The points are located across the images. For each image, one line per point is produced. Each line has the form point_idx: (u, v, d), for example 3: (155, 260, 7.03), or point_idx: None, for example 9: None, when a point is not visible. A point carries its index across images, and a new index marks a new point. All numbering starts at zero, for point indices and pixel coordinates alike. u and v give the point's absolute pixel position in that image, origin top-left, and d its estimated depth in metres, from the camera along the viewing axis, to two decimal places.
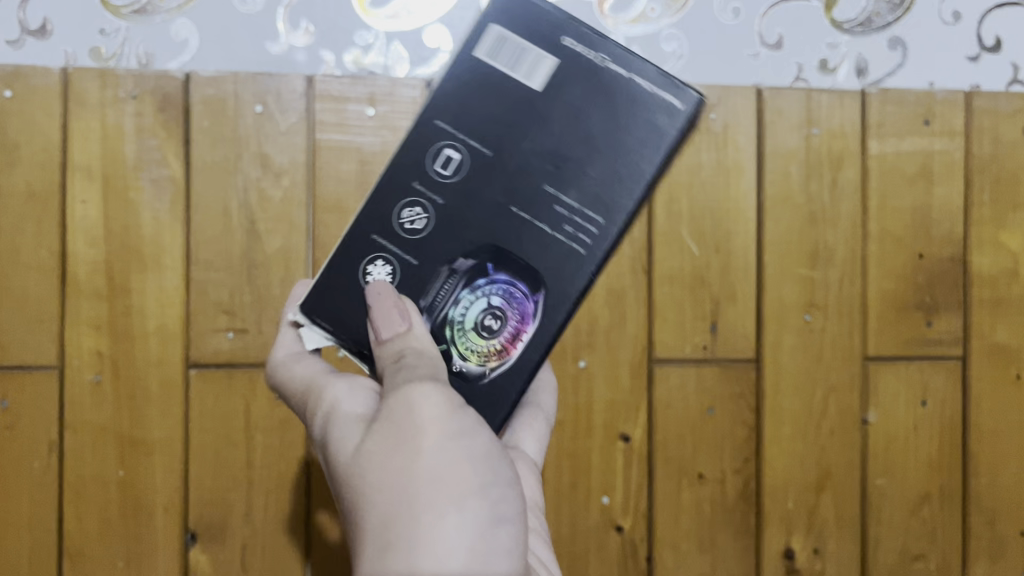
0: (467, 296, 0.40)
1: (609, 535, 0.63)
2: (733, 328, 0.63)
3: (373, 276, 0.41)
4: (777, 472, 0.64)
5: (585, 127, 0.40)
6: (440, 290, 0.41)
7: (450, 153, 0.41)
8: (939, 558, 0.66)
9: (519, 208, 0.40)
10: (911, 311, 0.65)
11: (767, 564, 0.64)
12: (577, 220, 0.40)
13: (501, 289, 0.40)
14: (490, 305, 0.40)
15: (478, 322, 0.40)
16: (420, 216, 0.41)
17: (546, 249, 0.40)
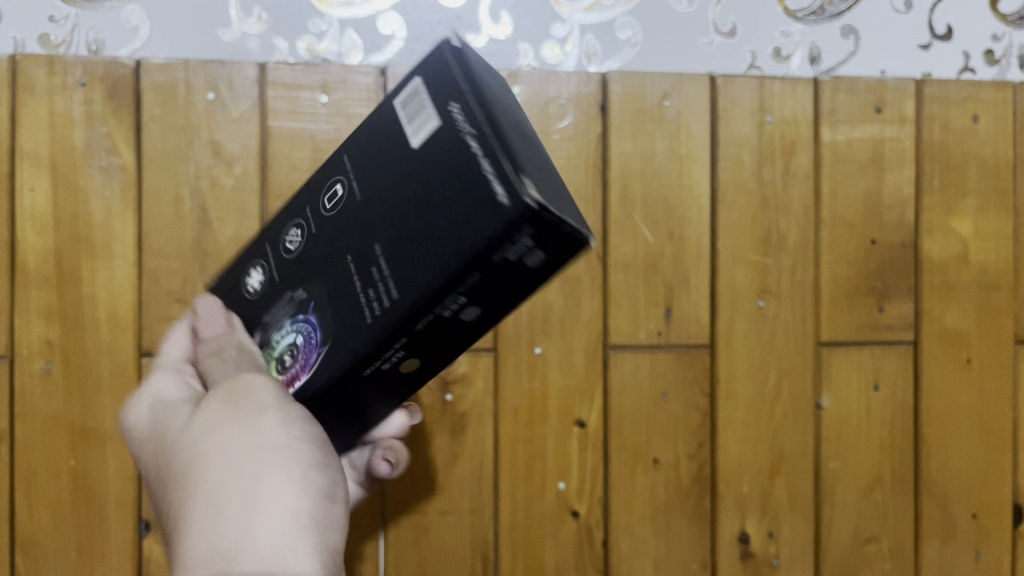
0: (286, 325, 0.37)
1: (564, 520, 0.63)
2: (686, 314, 0.64)
3: (254, 282, 0.41)
4: (731, 456, 0.65)
5: (417, 188, 0.31)
6: (280, 311, 0.38)
7: (337, 188, 0.36)
8: (891, 540, 0.67)
9: (351, 258, 0.34)
10: (863, 296, 0.66)
11: (721, 547, 0.65)
12: (381, 286, 0.32)
13: (305, 329, 0.36)
14: (295, 341, 0.37)
15: (282, 355, 0.38)
16: (298, 236, 0.38)
17: (344, 311, 0.34)
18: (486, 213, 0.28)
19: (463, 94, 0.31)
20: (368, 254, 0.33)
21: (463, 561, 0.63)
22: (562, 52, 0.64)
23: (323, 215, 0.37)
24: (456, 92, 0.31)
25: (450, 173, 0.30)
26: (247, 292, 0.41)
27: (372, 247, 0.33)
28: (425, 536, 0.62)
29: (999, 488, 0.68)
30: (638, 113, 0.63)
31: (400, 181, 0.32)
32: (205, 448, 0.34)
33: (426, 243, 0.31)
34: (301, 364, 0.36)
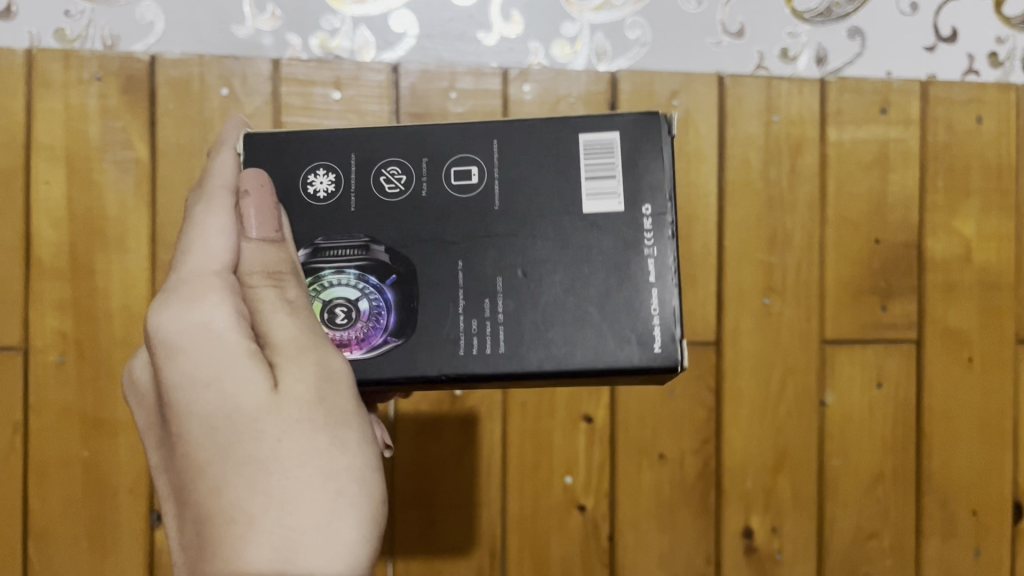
0: (354, 278, 0.39)
1: (571, 514, 0.64)
2: (693, 311, 0.65)
3: (313, 184, 0.41)
4: (736, 452, 0.65)
5: (573, 273, 0.40)
6: (342, 252, 0.40)
7: (471, 168, 0.41)
8: (893, 536, 0.68)
9: (462, 265, 0.40)
10: (867, 295, 0.67)
11: (725, 542, 0.66)
12: (485, 331, 0.39)
13: (377, 302, 0.39)
14: (354, 301, 0.39)
15: (330, 305, 0.39)
16: (397, 181, 0.41)
17: (443, 314, 0.39)
18: (617, 353, 0.39)
19: (658, 200, 0.40)
20: (488, 283, 0.39)
21: (470, 554, 0.63)
22: (572, 51, 0.65)
23: (447, 192, 0.40)
24: (645, 194, 0.40)
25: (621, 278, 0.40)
26: (300, 187, 0.41)
27: (490, 293, 0.39)
28: (433, 529, 0.63)
29: (999, 485, 0.69)
30: (647, 112, 0.64)
31: (551, 246, 0.40)
32: (241, 424, 0.31)
33: (557, 311, 0.40)
34: (358, 338, 0.39)
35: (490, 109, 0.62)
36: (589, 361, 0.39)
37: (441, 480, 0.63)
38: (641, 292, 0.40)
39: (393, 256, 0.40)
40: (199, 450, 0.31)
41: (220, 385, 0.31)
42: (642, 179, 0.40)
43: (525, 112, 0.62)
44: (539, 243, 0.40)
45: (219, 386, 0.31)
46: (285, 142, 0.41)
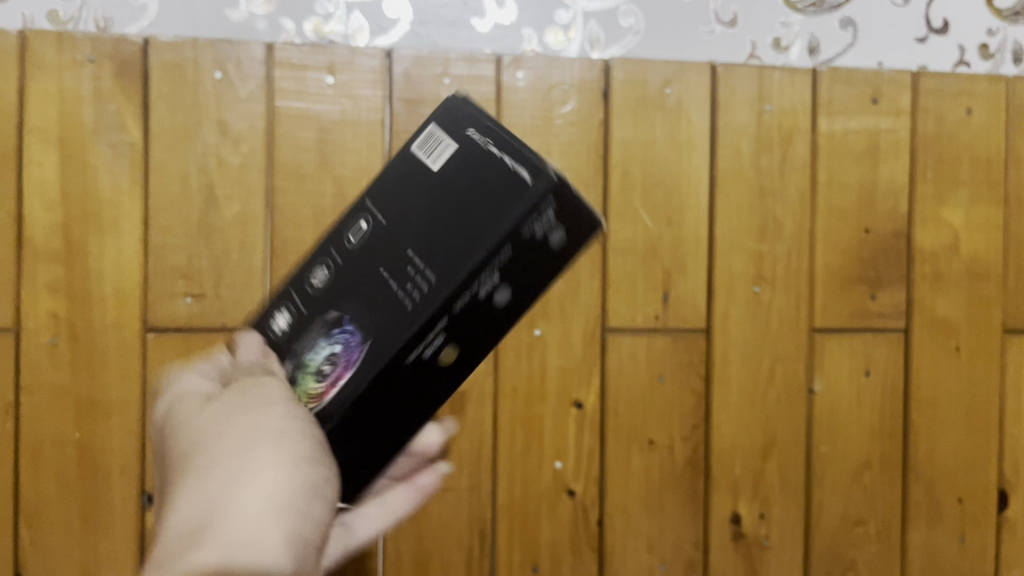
0: (326, 349, 0.39)
1: (561, 499, 0.64)
2: (684, 299, 0.65)
3: (277, 324, 0.42)
4: (724, 438, 0.66)
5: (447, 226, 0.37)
6: (311, 338, 0.39)
7: (362, 224, 0.40)
8: (879, 523, 0.68)
9: (385, 271, 0.38)
10: (856, 285, 0.67)
11: (713, 527, 0.66)
12: (414, 277, 0.37)
13: (344, 337, 0.38)
14: (332, 351, 0.38)
15: (319, 366, 0.39)
16: (323, 273, 0.40)
17: (381, 307, 0.37)
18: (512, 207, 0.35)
19: (479, 121, 0.38)
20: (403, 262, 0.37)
21: (460, 538, 0.64)
22: (565, 38, 0.65)
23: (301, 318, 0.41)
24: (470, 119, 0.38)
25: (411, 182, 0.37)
26: (271, 333, 0.42)
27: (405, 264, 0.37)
28: (424, 512, 0.63)
29: (984, 473, 0.70)
30: (640, 100, 0.64)
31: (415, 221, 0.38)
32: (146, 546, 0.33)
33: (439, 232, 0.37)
34: (343, 366, 0.38)
35: (483, 96, 0.62)
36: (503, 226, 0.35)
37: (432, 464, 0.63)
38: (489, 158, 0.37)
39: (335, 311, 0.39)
40: None
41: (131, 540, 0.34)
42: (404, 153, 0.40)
43: (518, 99, 0.63)
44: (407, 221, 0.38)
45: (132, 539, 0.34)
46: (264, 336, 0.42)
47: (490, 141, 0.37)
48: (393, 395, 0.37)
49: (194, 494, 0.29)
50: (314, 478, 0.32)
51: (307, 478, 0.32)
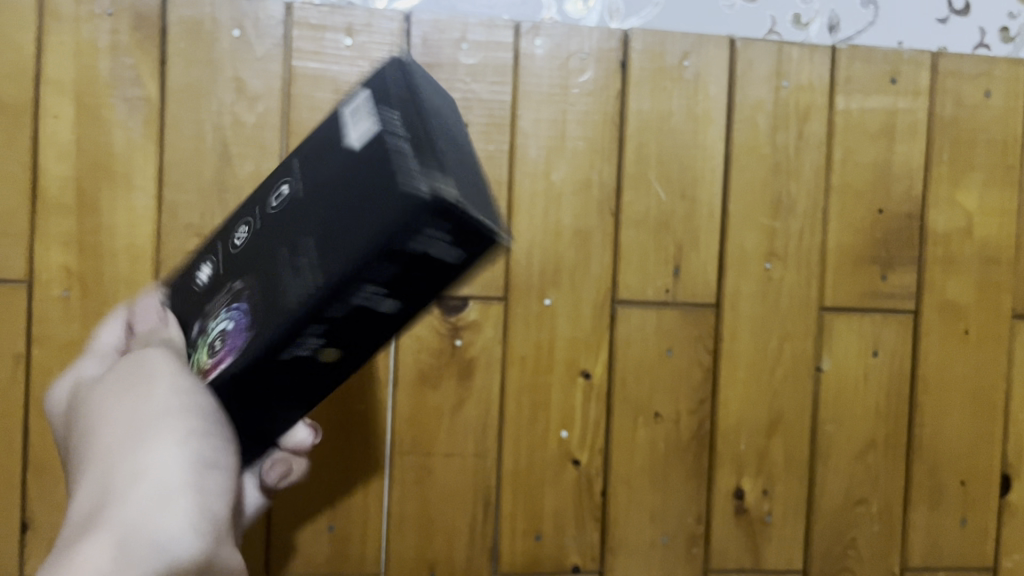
0: (219, 324, 0.38)
1: (565, 468, 0.65)
2: (695, 273, 0.65)
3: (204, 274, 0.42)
4: (731, 413, 0.66)
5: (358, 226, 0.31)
6: (218, 303, 0.39)
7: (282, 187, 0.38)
8: (881, 503, 0.69)
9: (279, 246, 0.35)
10: (868, 264, 0.67)
11: (717, 501, 0.67)
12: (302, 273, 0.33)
13: (233, 315, 0.37)
14: (225, 326, 0.37)
15: (212, 341, 0.38)
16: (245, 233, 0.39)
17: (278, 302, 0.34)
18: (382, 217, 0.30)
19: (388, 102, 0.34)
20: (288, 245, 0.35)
21: (464, 504, 0.64)
22: (585, 7, 0.65)
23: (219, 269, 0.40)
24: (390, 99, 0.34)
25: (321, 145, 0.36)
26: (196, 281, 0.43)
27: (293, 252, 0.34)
28: (430, 477, 0.63)
29: (988, 456, 0.70)
30: (658, 72, 0.64)
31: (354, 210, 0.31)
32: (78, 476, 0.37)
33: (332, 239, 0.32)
34: (227, 348, 0.36)
35: (501, 62, 0.62)
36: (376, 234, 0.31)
37: (439, 429, 0.63)
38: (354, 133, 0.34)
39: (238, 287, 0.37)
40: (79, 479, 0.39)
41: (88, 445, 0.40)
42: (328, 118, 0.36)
43: (535, 66, 0.62)
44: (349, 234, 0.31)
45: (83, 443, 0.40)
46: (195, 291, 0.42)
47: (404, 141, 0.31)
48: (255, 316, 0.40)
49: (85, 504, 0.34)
50: (211, 491, 0.36)
51: (209, 484, 0.36)
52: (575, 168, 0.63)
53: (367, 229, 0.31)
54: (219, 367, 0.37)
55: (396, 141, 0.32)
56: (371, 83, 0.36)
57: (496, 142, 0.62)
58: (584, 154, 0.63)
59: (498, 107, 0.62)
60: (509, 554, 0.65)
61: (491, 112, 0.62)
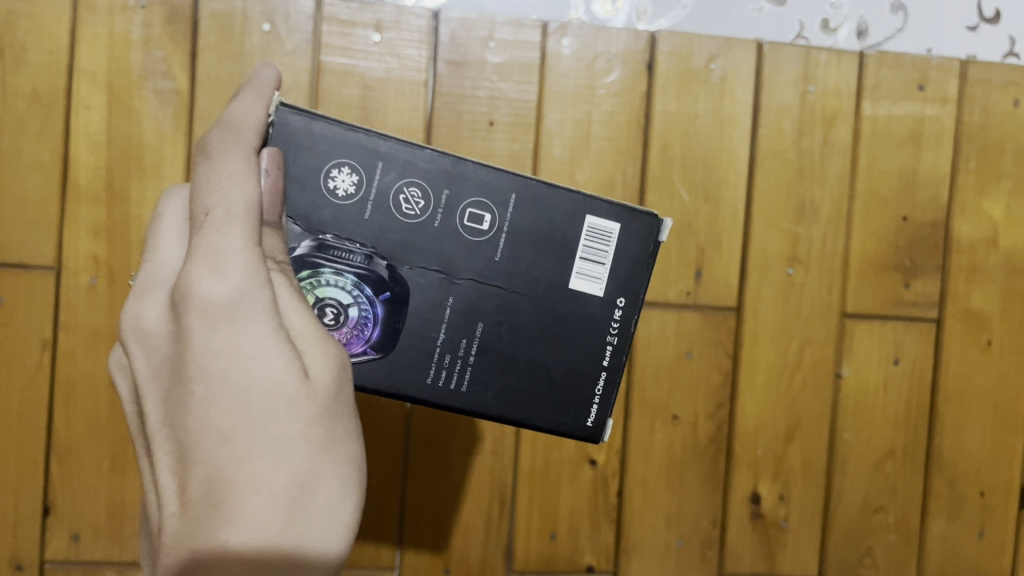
0: (349, 284, 0.41)
1: (582, 468, 0.65)
2: (716, 276, 0.65)
3: (336, 181, 0.41)
4: (749, 418, 0.66)
5: (532, 388, 0.44)
6: (347, 255, 0.41)
7: (477, 212, 0.43)
8: (898, 512, 0.68)
9: (457, 300, 0.42)
10: (890, 272, 0.67)
11: (733, 505, 0.67)
12: (453, 362, 0.43)
13: (367, 310, 0.42)
14: (344, 304, 0.41)
15: (324, 306, 0.41)
16: (415, 203, 0.42)
17: (420, 346, 0.42)
18: (557, 408, 0.44)
19: (631, 300, 0.44)
20: (473, 318, 0.43)
21: (481, 501, 0.64)
22: (612, 8, 0.65)
23: (398, 220, 0.42)
24: (624, 289, 0.44)
25: (560, 225, 0.43)
26: (322, 179, 0.41)
27: (476, 330, 0.43)
28: (447, 472, 0.64)
29: (1008, 468, 0.69)
30: (684, 74, 0.64)
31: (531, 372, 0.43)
32: (251, 412, 0.29)
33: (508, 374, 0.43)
34: (346, 332, 0.41)
35: (527, 62, 0.62)
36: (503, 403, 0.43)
37: (457, 424, 0.64)
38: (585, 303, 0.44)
39: (392, 275, 0.42)
40: (192, 405, 0.30)
41: (242, 355, 0.30)
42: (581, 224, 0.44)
43: (562, 67, 0.63)
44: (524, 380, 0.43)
45: (241, 342, 0.30)
46: (321, 129, 0.41)
47: (616, 333, 0.44)
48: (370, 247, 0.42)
49: (229, 414, 0.29)
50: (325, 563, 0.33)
51: None
52: (599, 168, 0.63)
53: (569, 378, 0.44)
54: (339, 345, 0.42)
55: (614, 334, 0.44)
56: (621, 236, 0.44)
57: (521, 141, 0.63)
58: (608, 155, 0.63)
59: (524, 107, 0.63)
60: (523, 552, 0.65)
61: (517, 112, 0.62)
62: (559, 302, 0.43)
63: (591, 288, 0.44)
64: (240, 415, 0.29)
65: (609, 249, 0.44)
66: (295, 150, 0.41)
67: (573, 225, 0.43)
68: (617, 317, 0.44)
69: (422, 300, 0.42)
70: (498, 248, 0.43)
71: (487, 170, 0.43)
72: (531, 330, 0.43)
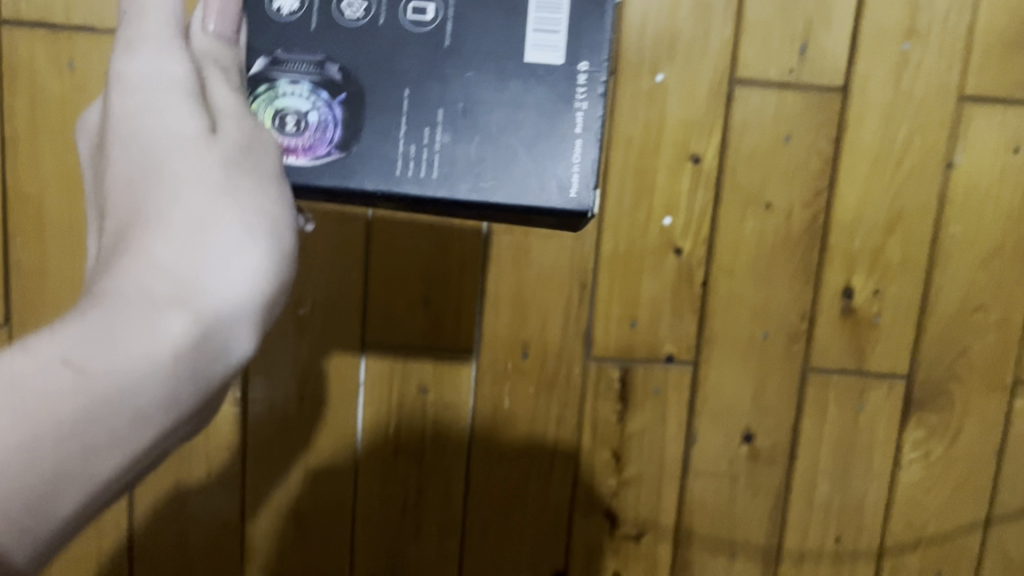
0: (305, 92, 0.42)
1: (666, 256, 0.63)
2: (824, 52, 0.60)
3: (281, 7, 0.43)
4: (848, 207, 0.62)
5: (524, 187, 0.42)
6: (297, 66, 0.42)
7: (425, 6, 0.43)
8: (1001, 312, 0.65)
9: (413, 90, 0.42)
10: (1021, 50, 0.60)
11: (824, 299, 0.64)
12: (420, 161, 0.42)
13: (328, 113, 0.42)
14: (306, 112, 0.42)
15: (286, 113, 0.42)
16: (358, 6, 0.43)
17: (379, 155, 0.42)
18: (540, 191, 0.43)
19: (596, 96, 0.42)
20: (432, 112, 0.42)
21: (561, 287, 0.63)
22: None
23: (403, 25, 0.42)
24: (590, 81, 0.42)
25: (568, 36, 0.42)
26: (269, 8, 0.43)
27: (435, 122, 0.42)
28: (527, 255, 0.62)
29: None
30: None
31: (518, 176, 0.42)
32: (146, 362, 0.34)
33: (494, 180, 0.42)
34: (309, 142, 0.42)
35: None
36: (495, 196, 0.42)
37: None
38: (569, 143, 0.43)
39: (345, 76, 0.42)
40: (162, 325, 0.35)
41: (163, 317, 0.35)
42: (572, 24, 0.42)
43: None
44: (495, 178, 0.42)
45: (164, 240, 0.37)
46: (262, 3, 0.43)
47: (579, 111, 0.43)
48: (329, 43, 0.42)
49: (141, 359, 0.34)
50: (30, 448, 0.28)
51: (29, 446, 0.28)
52: None
53: (519, 192, 0.42)
54: (294, 154, 0.42)
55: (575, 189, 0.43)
56: (574, 14, 0.42)
57: None
58: None
59: None
60: (602, 338, 0.64)
61: None
62: (558, 130, 0.43)
63: (586, 6, 0.42)
64: (190, 246, 0.34)
65: (562, 6, 0.42)
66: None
67: (578, 20, 0.42)
68: (578, 202, 0.42)
69: (378, 98, 0.42)
70: (447, 34, 0.42)
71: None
72: (525, 149, 0.43)
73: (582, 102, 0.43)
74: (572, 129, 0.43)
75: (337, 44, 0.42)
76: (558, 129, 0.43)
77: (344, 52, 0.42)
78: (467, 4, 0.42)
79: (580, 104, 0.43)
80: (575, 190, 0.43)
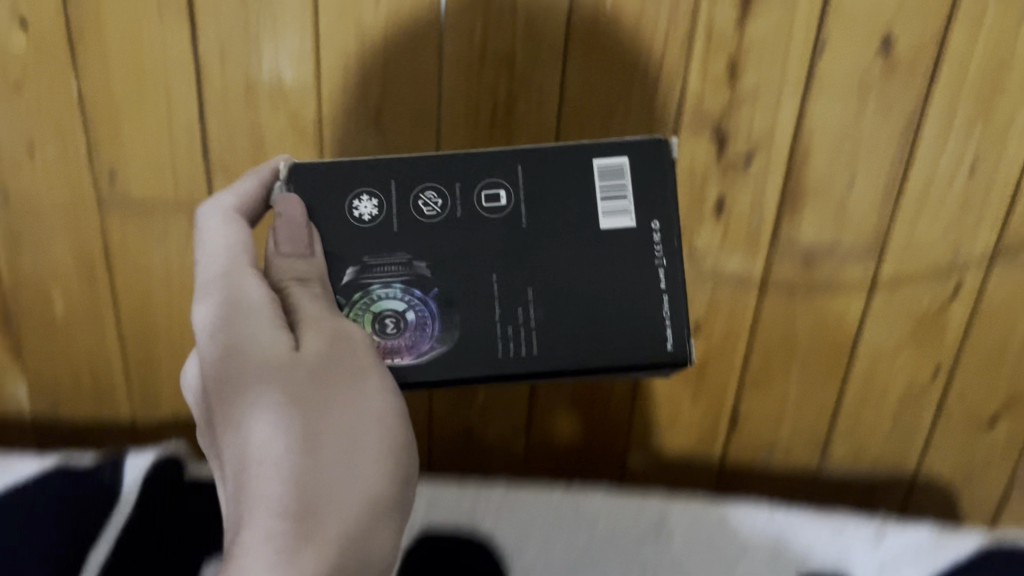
0: (399, 291, 0.41)
1: None
2: None
3: (359, 206, 0.42)
4: None
5: (604, 297, 0.41)
6: (388, 266, 0.41)
7: (495, 188, 0.42)
8: None
9: (497, 273, 0.41)
10: None
11: None
12: (519, 327, 0.41)
13: (422, 309, 0.40)
14: (400, 309, 0.40)
15: (378, 319, 0.40)
16: (433, 201, 0.42)
17: (462, 348, 0.40)
18: (642, 336, 0.41)
19: (666, 212, 0.42)
20: (512, 287, 0.41)
21: None
22: None
23: (480, 212, 0.42)
24: (663, 202, 0.42)
25: (615, 238, 0.42)
26: (346, 207, 0.41)
27: (518, 299, 0.41)
28: None
29: None
30: None
31: (592, 281, 0.41)
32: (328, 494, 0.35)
33: (582, 323, 0.41)
34: (405, 343, 0.40)
35: None
36: (580, 355, 0.40)
37: None
38: (645, 261, 0.41)
39: (434, 270, 0.41)
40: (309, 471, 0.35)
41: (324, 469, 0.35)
42: (630, 269, 0.41)
43: None
44: (588, 281, 0.41)
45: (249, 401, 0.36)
46: (324, 170, 0.42)
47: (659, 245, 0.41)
48: (403, 238, 0.41)
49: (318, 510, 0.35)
50: None
51: None
52: None
53: (626, 311, 0.41)
54: (389, 357, 0.40)
55: (659, 250, 0.41)
56: (630, 154, 0.42)
57: None
58: None
59: None
60: None
61: None
62: (640, 259, 0.41)
63: (614, 207, 0.42)
64: (321, 456, 0.35)
65: (626, 175, 0.42)
66: (319, 185, 0.42)
67: (638, 154, 0.42)
68: (657, 237, 0.41)
69: (464, 314, 0.40)
70: (524, 215, 0.42)
71: (494, 149, 0.43)
72: (598, 258, 0.41)
73: (631, 220, 0.42)
74: (634, 166, 0.42)
75: (418, 243, 0.41)
76: (631, 244, 0.42)
77: (415, 237, 0.41)
78: (526, 152, 0.42)
79: (655, 234, 0.41)
80: (672, 342, 0.41)
